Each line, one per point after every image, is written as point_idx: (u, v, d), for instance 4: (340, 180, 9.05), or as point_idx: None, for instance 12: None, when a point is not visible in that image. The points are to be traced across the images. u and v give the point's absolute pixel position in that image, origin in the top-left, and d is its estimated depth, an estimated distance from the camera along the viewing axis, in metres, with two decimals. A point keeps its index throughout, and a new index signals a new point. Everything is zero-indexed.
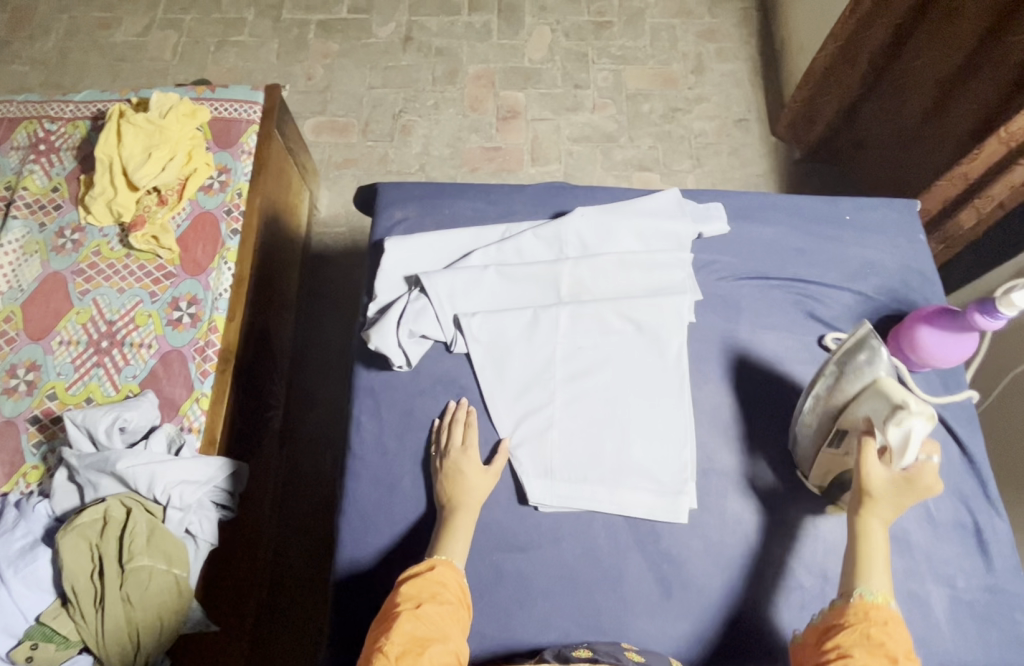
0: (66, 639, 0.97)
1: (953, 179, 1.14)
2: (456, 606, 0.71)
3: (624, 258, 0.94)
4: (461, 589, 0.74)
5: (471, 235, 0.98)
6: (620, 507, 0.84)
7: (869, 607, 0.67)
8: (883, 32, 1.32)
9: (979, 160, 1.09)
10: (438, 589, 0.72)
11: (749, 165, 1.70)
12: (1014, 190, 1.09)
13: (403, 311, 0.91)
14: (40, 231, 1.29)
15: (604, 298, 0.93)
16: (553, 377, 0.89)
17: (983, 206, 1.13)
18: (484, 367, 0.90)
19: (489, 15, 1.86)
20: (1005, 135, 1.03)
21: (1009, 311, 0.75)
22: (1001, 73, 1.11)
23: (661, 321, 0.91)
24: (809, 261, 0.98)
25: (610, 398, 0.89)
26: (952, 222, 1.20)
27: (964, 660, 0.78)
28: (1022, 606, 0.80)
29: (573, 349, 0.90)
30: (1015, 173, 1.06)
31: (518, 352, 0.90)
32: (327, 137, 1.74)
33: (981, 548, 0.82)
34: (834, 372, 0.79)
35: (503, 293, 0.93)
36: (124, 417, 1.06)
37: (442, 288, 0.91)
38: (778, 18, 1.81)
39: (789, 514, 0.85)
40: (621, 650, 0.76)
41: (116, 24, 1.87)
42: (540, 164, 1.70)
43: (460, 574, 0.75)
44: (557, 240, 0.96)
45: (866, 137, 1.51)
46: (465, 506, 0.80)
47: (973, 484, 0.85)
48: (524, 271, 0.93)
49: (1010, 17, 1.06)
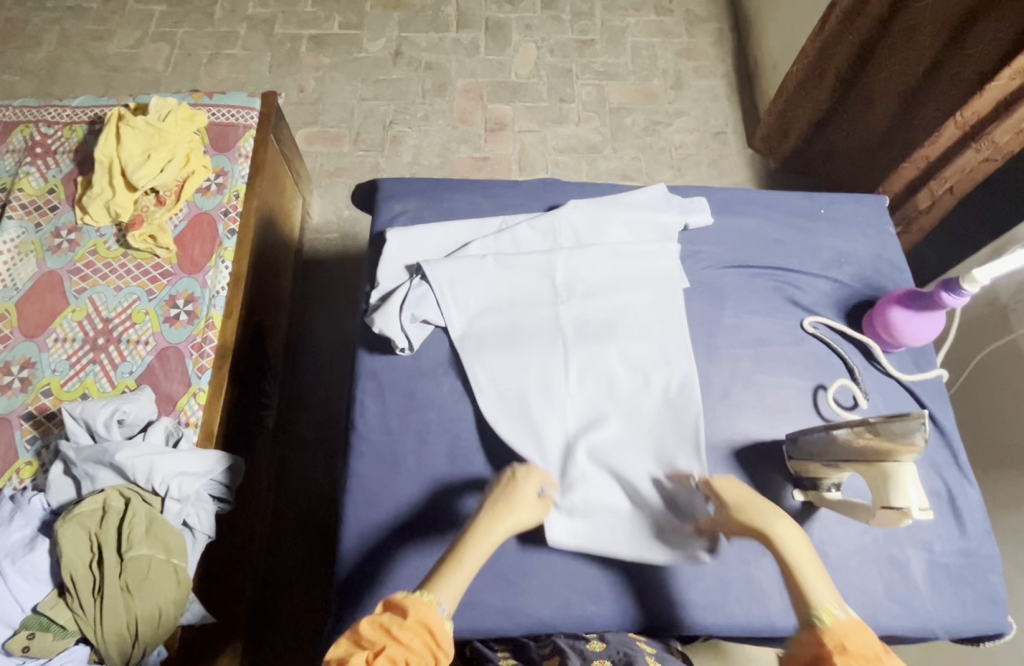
0: (63, 629, 0.95)
1: (916, 162, 1.25)
2: (416, 659, 0.59)
3: (620, 277, 0.98)
4: (432, 637, 0.61)
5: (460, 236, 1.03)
6: (640, 551, 0.84)
7: (842, 632, 0.60)
8: (850, 48, 1.41)
9: (938, 143, 1.20)
10: (398, 637, 0.59)
11: (727, 175, 1.78)
12: (964, 175, 1.19)
13: (405, 297, 0.96)
14: (35, 231, 1.29)
15: (608, 330, 0.96)
16: (563, 421, 0.91)
17: (937, 188, 1.23)
18: (497, 420, 0.91)
19: (477, 32, 1.93)
20: (959, 119, 1.15)
21: (971, 288, 0.83)
22: (959, 82, 1.18)
23: (653, 313, 0.97)
24: (787, 251, 1.05)
25: (619, 434, 0.91)
26: (910, 204, 1.30)
27: (942, 618, 0.85)
28: (993, 567, 0.88)
29: (582, 398, 0.92)
30: (963, 159, 1.17)
31: (533, 402, 0.91)
32: (320, 146, 1.78)
33: (954, 513, 0.90)
34: (861, 432, 0.73)
35: (503, 314, 0.96)
36: (123, 410, 1.06)
37: (443, 277, 0.96)
38: (752, 38, 1.91)
39: (776, 483, 0.90)
40: (633, 641, 0.82)
41: (109, 36, 1.91)
42: (528, 174, 1.76)
43: (436, 617, 0.62)
44: (551, 232, 1.02)
45: (837, 146, 1.59)
46: (502, 519, 0.74)
47: (946, 455, 0.93)
48: (522, 297, 0.97)
49: (966, 28, 1.14)
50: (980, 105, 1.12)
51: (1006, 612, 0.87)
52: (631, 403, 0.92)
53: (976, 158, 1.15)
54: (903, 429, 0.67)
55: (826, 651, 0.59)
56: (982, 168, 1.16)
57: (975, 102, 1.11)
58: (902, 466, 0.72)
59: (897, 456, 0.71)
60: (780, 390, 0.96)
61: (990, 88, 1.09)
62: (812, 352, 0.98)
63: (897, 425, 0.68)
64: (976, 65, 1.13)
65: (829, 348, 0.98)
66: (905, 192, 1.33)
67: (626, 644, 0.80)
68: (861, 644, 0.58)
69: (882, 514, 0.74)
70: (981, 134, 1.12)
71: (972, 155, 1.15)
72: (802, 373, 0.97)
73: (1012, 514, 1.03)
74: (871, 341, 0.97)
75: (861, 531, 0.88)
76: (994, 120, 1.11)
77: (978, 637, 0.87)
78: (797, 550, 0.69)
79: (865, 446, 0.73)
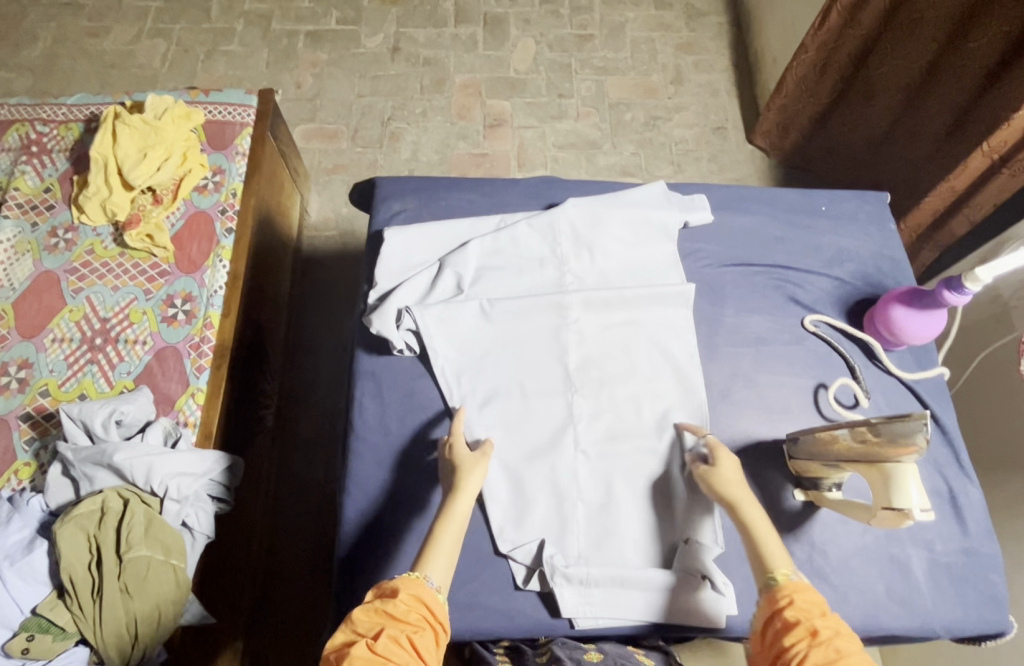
0: (62, 631, 0.94)
1: (942, 193, 1.22)
2: (416, 632, 0.63)
3: (630, 344, 0.96)
4: (428, 609, 0.65)
5: (460, 291, 0.98)
6: (660, 615, 0.84)
7: (794, 589, 0.66)
8: (853, 42, 1.41)
9: (965, 173, 1.17)
10: (393, 613, 0.63)
11: (728, 170, 1.76)
12: (1003, 194, 1.16)
13: (402, 298, 0.96)
14: (32, 230, 1.28)
15: (621, 421, 0.93)
16: (575, 518, 0.89)
17: (977, 212, 1.20)
18: (504, 528, 0.87)
19: (475, 27, 1.91)
20: (988, 148, 1.11)
21: (974, 286, 0.83)
22: (964, 85, 1.18)
23: (655, 316, 0.97)
24: (787, 248, 1.05)
25: (636, 534, 0.88)
26: (947, 230, 1.27)
27: (943, 619, 0.85)
28: (994, 567, 0.88)
29: (592, 492, 0.90)
30: (1000, 182, 1.14)
31: (540, 501, 0.89)
32: (317, 143, 1.77)
33: (955, 513, 0.90)
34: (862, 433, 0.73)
35: (514, 404, 0.93)
36: (121, 410, 1.05)
37: (431, 321, 0.94)
38: (751, 31, 1.90)
39: (775, 483, 0.90)
40: (631, 655, 0.83)
41: (105, 33, 1.89)
42: (527, 170, 1.75)
43: (427, 591, 0.66)
44: (551, 229, 1.01)
45: (840, 142, 1.59)
46: (462, 488, 0.78)
47: (947, 454, 0.93)
48: (534, 386, 0.94)
49: (967, 25, 1.14)
50: (1007, 134, 1.08)
51: (1008, 611, 0.87)
52: (650, 501, 0.89)
53: (1013, 179, 1.12)
54: (905, 431, 0.67)
55: (778, 607, 0.65)
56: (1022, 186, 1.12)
57: (1003, 130, 1.08)
58: (903, 466, 0.71)
59: (898, 456, 0.70)
60: (781, 389, 0.96)
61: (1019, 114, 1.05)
62: (813, 351, 0.98)
63: (898, 426, 0.67)
64: (983, 66, 1.13)
65: (830, 347, 0.99)
66: (933, 218, 1.29)
67: (624, 657, 0.81)
68: (811, 602, 0.65)
69: (882, 513, 0.74)
70: (1013, 158, 1.09)
71: (1008, 178, 1.12)
72: (802, 372, 0.97)
73: (1011, 511, 1.03)
74: (872, 339, 0.97)
75: (862, 530, 0.88)
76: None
77: (979, 637, 0.87)
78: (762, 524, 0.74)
79: (869, 446, 0.73)
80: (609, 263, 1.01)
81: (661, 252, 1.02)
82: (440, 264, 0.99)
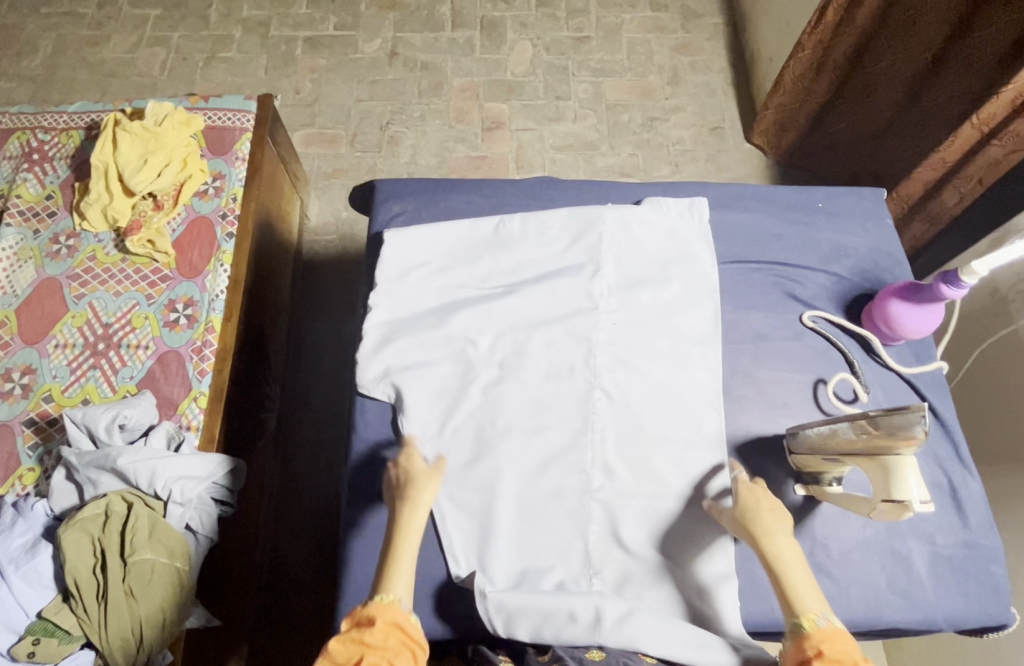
0: (68, 634, 0.95)
1: (933, 164, 1.24)
2: (394, 655, 0.64)
3: (658, 482, 0.90)
4: (404, 632, 0.66)
5: (480, 396, 0.94)
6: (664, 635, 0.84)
7: (824, 637, 0.65)
8: (849, 40, 1.42)
9: (955, 145, 1.19)
10: (370, 643, 0.64)
11: (727, 169, 1.77)
12: (990, 167, 1.17)
13: (387, 348, 0.97)
14: (34, 238, 1.29)
15: (634, 535, 0.88)
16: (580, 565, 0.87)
17: (965, 184, 1.22)
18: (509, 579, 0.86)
19: (472, 31, 1.92)
20: (977, 120, 1.13)
21: (970, 280, 0.83)
22: (968, 77, 1.18)
23: (657, 355, 0.96)
24: (785, 245, 1.05)
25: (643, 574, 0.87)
26: (936, 201, 1.29)
27: (945, 611, 0.86)
28: (995, 559, 0.88)
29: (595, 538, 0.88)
30: (987, 155, 1.15)
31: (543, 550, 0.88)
32: (316, 148, 1.78)
33: (956, 505, 0.90)
34: (864, 426, 0.73)
35: (516, 536, 0.88)
36: (124, 415, 1.06)
37: (415, 377, 0.94)
38: (747, 31, 1.91)
39: (776, 478, 0.91)
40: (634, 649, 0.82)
41: (105, 41, 1.91)
42: (525, 171, 1.76)
43: (403, 615, 0.68)
44: (587, 338, 0.96)
45: (838, 138, 1.59)
46: (413, 500, 0.79)
47: (947, 448, 0.93)
48: (543, 516, 0.89)
49: (971, 17, 1.14)
50: (995, 107, 1.10)
51: (1010, 604, 0.88)
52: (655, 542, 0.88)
53: (999, 152, 1.14)
54: (903, 423, 0.67)
55: (805, 657, 0.64)
56: (1009, 160, 1.13)
57: (991, 103, 1.10)
58: (903, 458, 0.72)
59: (899, 449, 0.70)
60: (781, 386, 0.97)
61: (1006, 88, 1.07)
62: (812, 346, 0.99)
63: (898, 418, 0.68)
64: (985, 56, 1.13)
65: (828, 343, 0.99)
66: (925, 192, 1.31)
67: (626, 652, 0.80)
68: (843, 651, 0.64)
69: (883, 506, 0.74)
70: (1002, 131, 1.11)
71: (996, 149, 1.13)
72: (802, 368, 0.98)
73: (1011, 504, 1.04)
74: (870, 334, 0.98)
75: (863, 524, 0.89)
76: (1014, 115, 1.08)
77: (981, 629, 0.87)
78: (790, 555, 0.73)
79: (873, 440, 0.73)
80: (645, 386, 0.94)
81: (701, 375, 0.95)
82: (438, 311, 0.99)
